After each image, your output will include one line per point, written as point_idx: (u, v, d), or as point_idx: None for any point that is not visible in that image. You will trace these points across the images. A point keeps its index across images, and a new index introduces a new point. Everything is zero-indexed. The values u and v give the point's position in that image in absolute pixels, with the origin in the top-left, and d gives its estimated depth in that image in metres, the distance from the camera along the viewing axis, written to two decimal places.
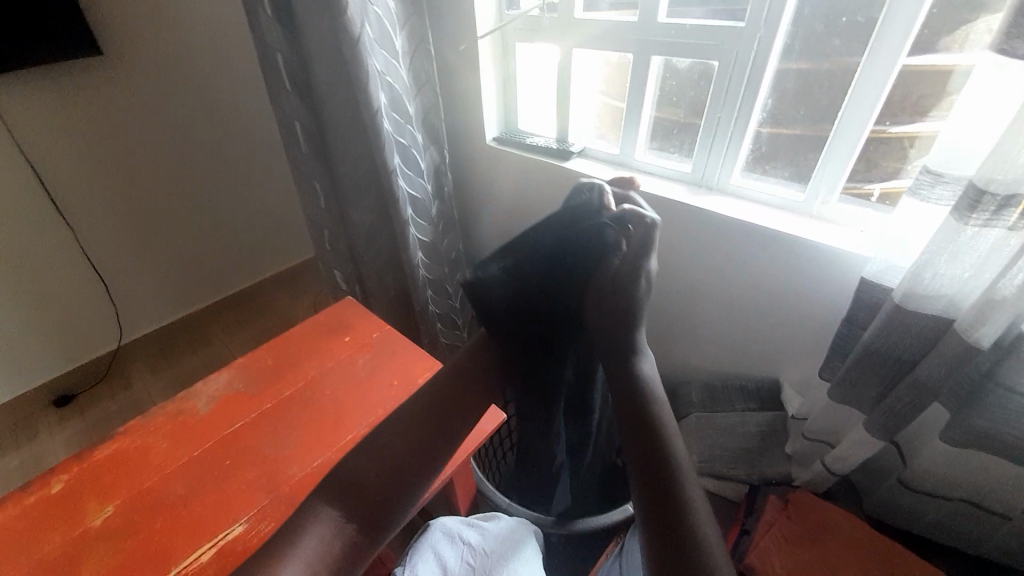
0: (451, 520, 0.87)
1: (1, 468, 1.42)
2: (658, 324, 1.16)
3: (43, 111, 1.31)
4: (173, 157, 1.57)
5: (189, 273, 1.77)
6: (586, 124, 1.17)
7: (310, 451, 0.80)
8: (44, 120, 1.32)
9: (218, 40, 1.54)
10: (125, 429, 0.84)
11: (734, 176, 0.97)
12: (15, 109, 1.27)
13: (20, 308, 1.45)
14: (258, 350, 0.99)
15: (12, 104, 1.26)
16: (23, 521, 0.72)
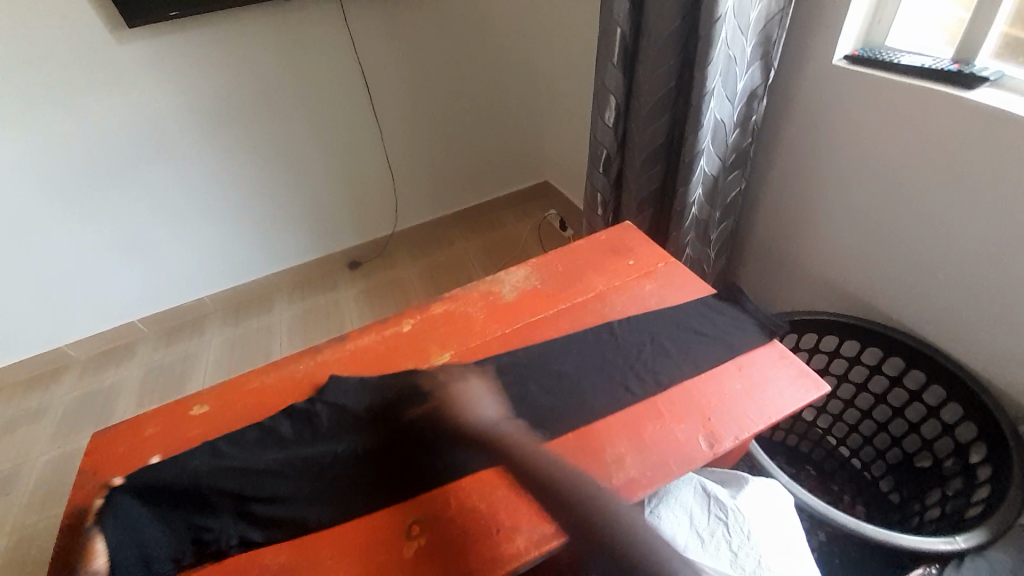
0: (700, 477, 0.80)
1: (316, 302, 1.94)
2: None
3: (376, 29, 1.67)
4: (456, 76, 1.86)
5: (452, 179, 2.09)
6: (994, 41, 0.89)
7: (611, 350, 0.85)
8: (377, 36, 1.68)
9: None
10: (449, 295, 0.99)
11: None
12: (360, 25, 1.64)
13: (337, 183, 1.89)
14: (549, 254, 1.05)
15: (359, 21, 1.63)
16: (269, 403, 0.84)
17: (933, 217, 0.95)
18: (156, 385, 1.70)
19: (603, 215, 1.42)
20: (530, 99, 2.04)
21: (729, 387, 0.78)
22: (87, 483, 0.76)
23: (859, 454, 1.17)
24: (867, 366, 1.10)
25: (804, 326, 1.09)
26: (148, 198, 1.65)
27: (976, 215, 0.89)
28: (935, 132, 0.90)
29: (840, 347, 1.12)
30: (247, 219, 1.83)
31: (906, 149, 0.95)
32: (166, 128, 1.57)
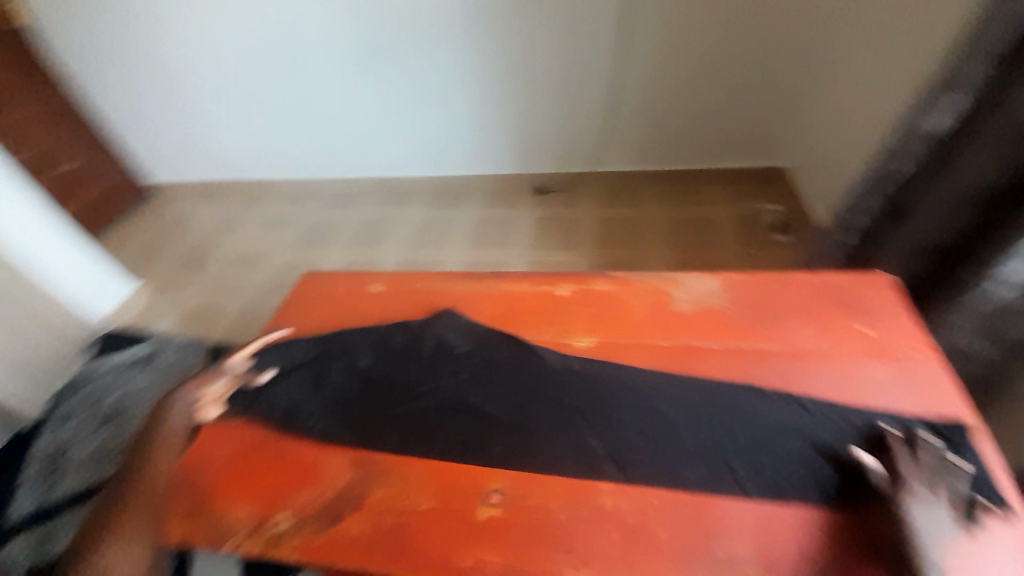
0: None
1: (492, 214, 2.02)
2: None
3: None
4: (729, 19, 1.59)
5: (667, 135, 1.87)
6: None
7: (782, 428, 0.68)
8: None
9: None
10: (618, 277, 0.91)
11: None
12: None
13: (553, 107, 1.84)
14: (751, 278, 0.88)
15: None
16: (421, 310, 0.92)
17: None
18: (359, 235, 2.02)
19: (842, 246, 1.11)
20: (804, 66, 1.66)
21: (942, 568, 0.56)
22: (288, 314, 0.98)
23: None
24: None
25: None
26: (400, 75, 1.82)
27: None
28: None
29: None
30: (467, 118, 1.92)
31: None
32: (433, 13, 1.65)
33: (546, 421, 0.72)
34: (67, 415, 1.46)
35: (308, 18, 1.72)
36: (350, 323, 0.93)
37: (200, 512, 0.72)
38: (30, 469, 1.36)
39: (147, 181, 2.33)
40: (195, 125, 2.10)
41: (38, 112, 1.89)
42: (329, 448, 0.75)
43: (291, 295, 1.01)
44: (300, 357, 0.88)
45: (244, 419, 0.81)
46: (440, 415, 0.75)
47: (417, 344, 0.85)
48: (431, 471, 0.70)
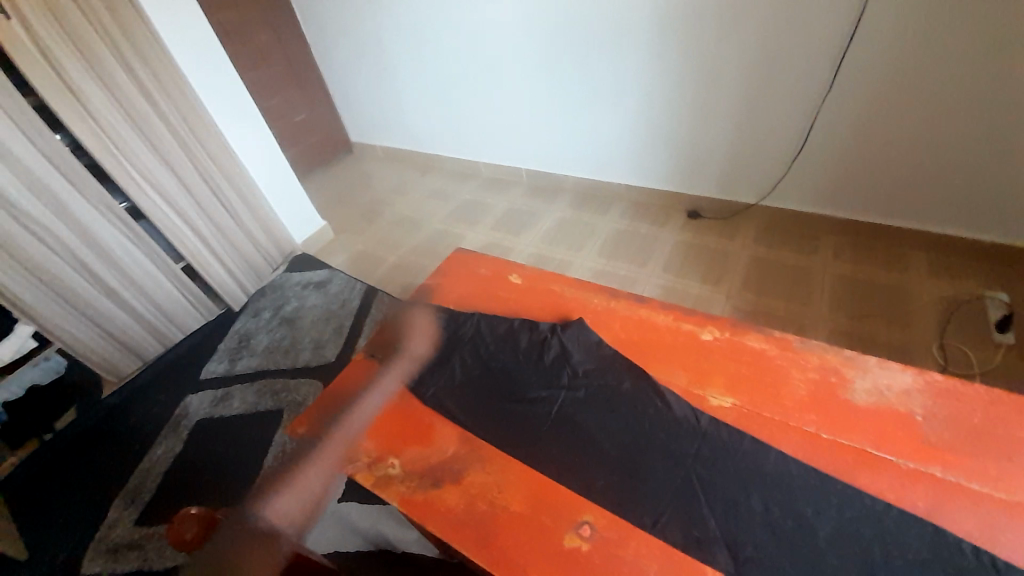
0: None
1: (637, 228, 1.94)
2: None
3: None
4: (1004, 62, 1.20)
5: (865, 185, 1.56)
6: None
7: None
8: None
9: None
10: (780, 337, 0.79)
11: None
12: None
13: (731, 132, 1.66)
14: (970, 390, 0.69)
15: None
16: (555, 313, 0.93)
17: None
18: (504, 221, 2.11)
19: None
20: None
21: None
22: (436, 282, 1.07)
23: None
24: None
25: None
26: (576, 76, 1.82)
27: None
28: None
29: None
30: (634, 127, 1.84)
31: None
32: (623, 17, 1.59)
33: (655, 471, 0.67)
34: (260, 312, 1.85)
35: (503, 13, 1.80)
36: (485, 308, 0.98)
37: (333, 433, 0.84)
38: (226, 345, 1.75)
39: (350, 138, 2.77)
40: (393, 99, 2.41)
41: (287, 73, 2.35)
42: (441, 418, 0.81)
43: (443, 266, 1.10)
44: (436, 326, 0.96)
45: (382, 367, 0.92)
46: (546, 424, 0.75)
47: (542, 347, 0.86)
48: (531, 475, 0.70)
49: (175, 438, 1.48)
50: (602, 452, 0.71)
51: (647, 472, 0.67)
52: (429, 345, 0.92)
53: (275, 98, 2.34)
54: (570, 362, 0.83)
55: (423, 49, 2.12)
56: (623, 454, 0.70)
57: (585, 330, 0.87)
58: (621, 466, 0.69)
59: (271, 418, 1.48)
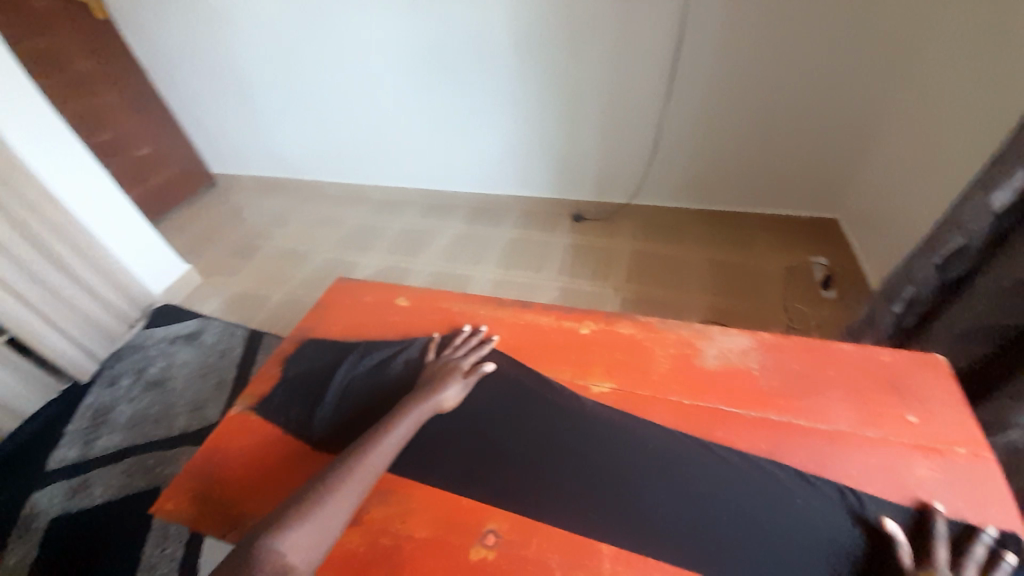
0: None
1: (526, 236, 2.04)
2: None
3: None
4: (789, 70, 1.51)
5: (708, 176, 1.83)
6: None
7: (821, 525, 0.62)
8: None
9: None
10: (645, 322, 0.89)
11: None
12: None
13: (595, 140, 1.84)
14: (787, 340, 0.83)
15: None
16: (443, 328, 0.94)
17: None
18: (398, 243, 2.07)
19: (895, 318, 1.01)
20: (869, 118, 1.55)
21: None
22: (317, 316, 1.01)
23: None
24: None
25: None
26: (452, 95, 1.88)
27: None
28: None
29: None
30: (510, 141, 1.95)
31: None
32: (485, 39, 1.68)
33: (552, 466, 0.71)
34: (117, 377, 1.58)
35: (366, 34, 1.79)
36: (373, 336, 0.95)
37: (211, 498, 0.75)
38: (74, 426, 1.46)
39: (212, 171, 2.51)
40: (257, 126, 2.25)
41: (121, 103, 2.06)
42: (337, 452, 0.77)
43: (321, 297, 1.06)
44: (323, 362, 0.91)
45: (265, 418, 0.84)
46: (443, 440, 0.76)
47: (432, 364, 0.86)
48: (438, 496, 0.70)
49: (17, 550, 1.19)
50: (500, 455, 0.73)
51: (541, 465, 0.71)
52: (314, 385, 0.87)
53: (108, 132, 2.03)
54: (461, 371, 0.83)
55: (289, 73, 2.01)
56: (518, 455, 0.73)
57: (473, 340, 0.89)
58: (517, 468, 0.71)
59: (143, 501, 1.26)
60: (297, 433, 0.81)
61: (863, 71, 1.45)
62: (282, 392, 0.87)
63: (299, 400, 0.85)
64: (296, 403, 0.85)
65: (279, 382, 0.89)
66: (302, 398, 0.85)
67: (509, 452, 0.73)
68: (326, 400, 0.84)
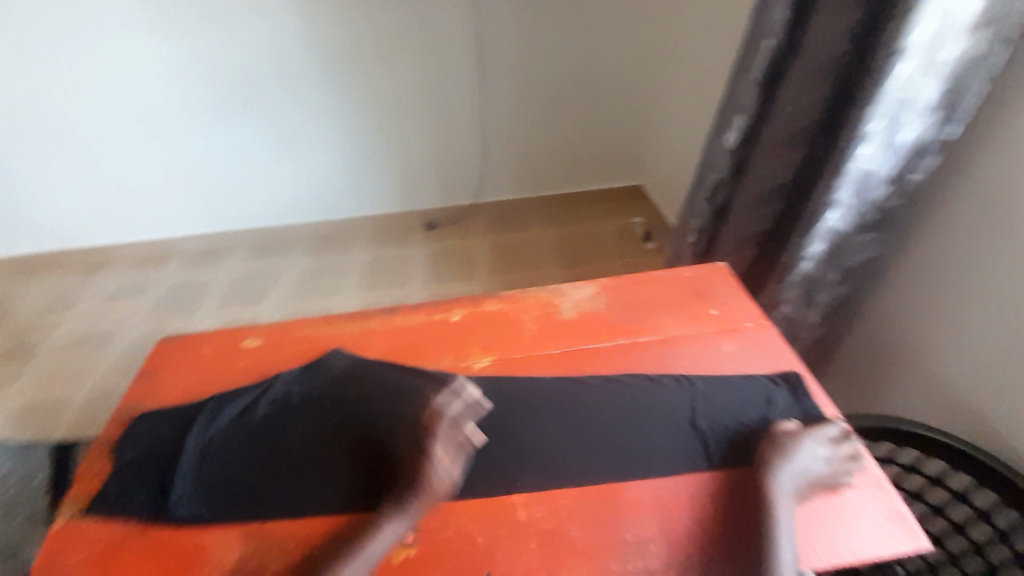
0: None
1: (381, 253, 1.99)
2: None
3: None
4: (577, 66, 1.81)
5: (534, 162, 2.02)
6: None
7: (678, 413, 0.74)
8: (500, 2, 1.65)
9: None
10: (506, 295, 0.95)
11: None
12: None
13: (425, 144, 1.92)
14: (621, 278, 0.97)
15: None
16: (307, 356, 0.87)
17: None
18: (234, 291, 1.83)
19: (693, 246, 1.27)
20: (642, 98, 1.91)
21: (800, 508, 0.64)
22: (148, 385, 0.85)
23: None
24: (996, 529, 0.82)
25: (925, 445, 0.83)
26: (267, 122, 1.80)
27: None
28: None
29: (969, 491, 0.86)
30: (341, 160, 1.91)
31: None
32: (293, 58, 1.69)
33: None
34: None
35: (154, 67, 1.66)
36: (228, 386, 0.84)
37: None
38: None
39: None
40: (13, 193, 1.82)
41: None
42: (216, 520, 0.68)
43: (147, 363, 0.90)
44: (168, 431, 0.78)
45: (109, 517, 0.70)
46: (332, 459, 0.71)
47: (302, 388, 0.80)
48: (344, 520, 0.67)
49: None
50: None
51: None
52: (161, 460, 0.74)
53: None
54: (336, 391, 0.78)
55: (52, 120, 1.72)
56: None
57: (340, 359, 0.84)
58: None
59: None
60: (155, 519, 0.69)
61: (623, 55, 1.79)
62: (125, 480, 0.73)
63: (150, 483, 0.72)
64: (148, 485, 0.72)
65: (118, 471, 0.74)
66: (153, 477, 0.72)
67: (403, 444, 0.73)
68: (184, 468, 0.72)
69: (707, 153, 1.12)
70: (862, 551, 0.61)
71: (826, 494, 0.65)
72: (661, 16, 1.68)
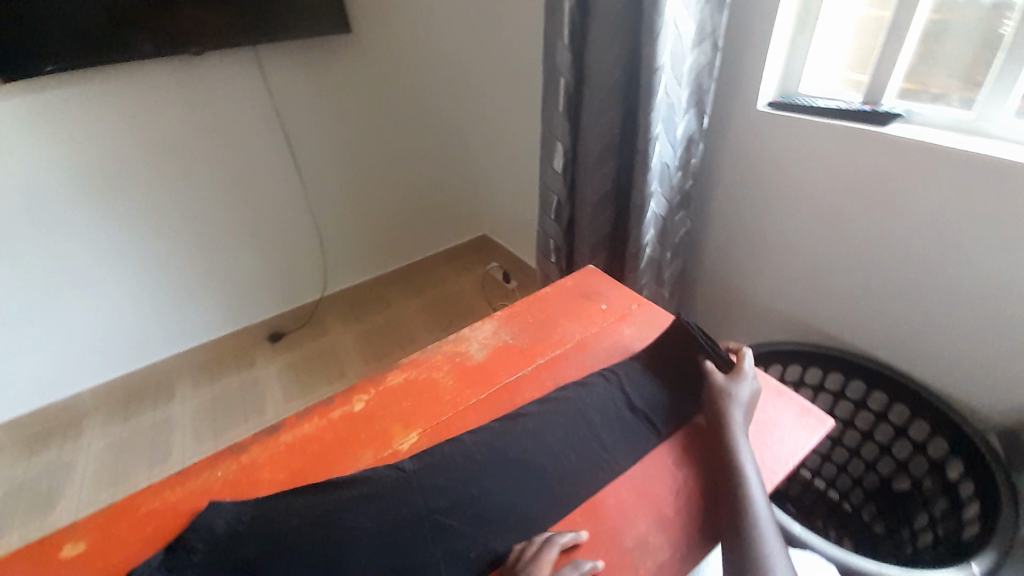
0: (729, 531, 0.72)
1: (226, 387, 1.66)
2: (955, 347, 0.93)
3: (296, 82, 1.57)
4: (394, 141, 1.84)
5: (380, 236, 1.97)
6: (830, 80, 1.07)
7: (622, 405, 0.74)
8: (297, 89, 1.57)
9: (426, 14, 1.69)
10: (408, 360, 0.86)
11: (1002, 121, 0.84)
12: (278, 80, 1.53)
13: (251, 247, 1.70)
14: (515, 305, 0.97)
15: (277, 74, 1.52)
16: (173, 531, 0.64)
17: (881, 236, 0.96)
18: (9, 517, 1.32)
19: (557, 264, 1.37)
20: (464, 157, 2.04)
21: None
22: None
23: (849, 497, 1.12)
24: (853, 402, 1.09)
25: (791, 358, 1.09)
26: (14, 278, 1.37)
27: (898, 244, 0.94)
28: (842, 169, 0.97)
29: (824, 381, 1.11)
30: (143, 294, 1.57)
31: (824, 186, 1.01)
32: (24, 194, 1.30)
33: (408, 548, 0.59)
34: None
35: None
36: None
37: None
38: None
39: None
40: None
41: None
42: None
43: None
44: None
45: None
46: None
47: (173, 575, 0.59)
48: None
49: None
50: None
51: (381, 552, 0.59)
52: None
53: None
54: (224, 556, 0.60)
55: None
56: (349, 566, 0.58)
57: (219, 512, 0.64)
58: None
59: None
60: None
61: (437, 122, 1.90)
62: None
63: None
64: None
65: None
66: None
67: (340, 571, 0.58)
68: None
69: (543, 179, 1.25)
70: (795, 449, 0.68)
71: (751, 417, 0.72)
72: (458, 84, 1.86)
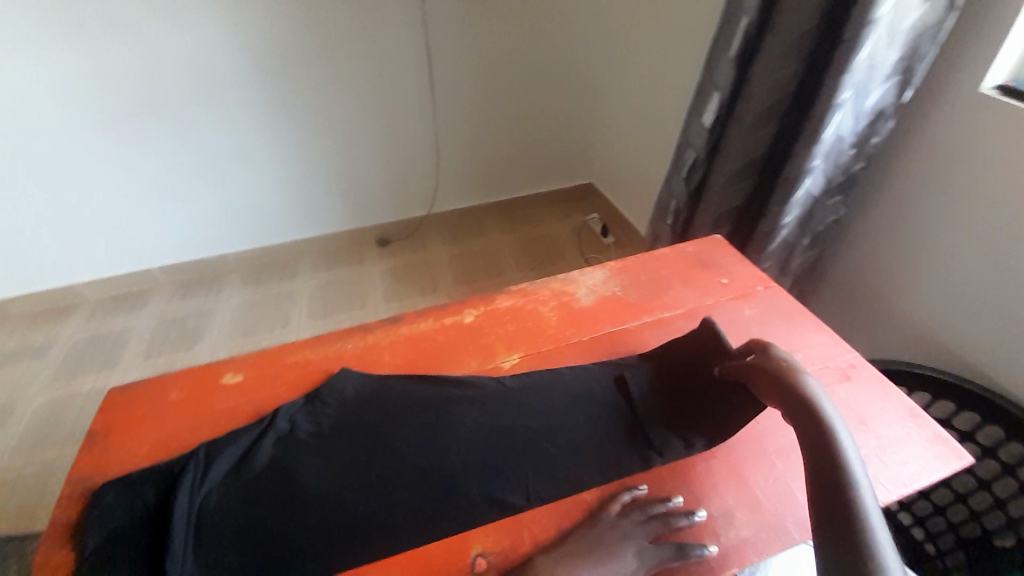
0: None
1: (338, 275, 1.87)
2: None
3: None
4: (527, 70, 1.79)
5: (492, 166, 1.99)
6: None
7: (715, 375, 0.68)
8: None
9: None
10: (517, 289, 0.89)
11: None
12: None
13: (377, 155, 1.82)
14: (629, 258, 0.95)
15: None
16: (313, 383, 0.76)
17: None
18: (161, 340, 1.66)
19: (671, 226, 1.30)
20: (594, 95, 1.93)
21: (856, 447, 0.65)
22: (105, 447, 0.70)
23: (937, 541, 1.02)
24: (981, 446, 0.96)
25: (921, 382, 0.96)
26: (189, 144, 1.61)
27: None
28: None
29: (953, 418, 0.98)
30: (283, 181, 1.77)
31: None
32: (207, 69, 1.50)
33: (502, 454, 0.66)
34: None
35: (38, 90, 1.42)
36: (218, 429, 0.71)
37: None
38: None
39: None
40: None
41: None
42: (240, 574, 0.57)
43: (95, 423, 0.73)
44: (153, 492, 0.64)
45: None
46: (372, 480, 0.64)
47: (314, 416, 0.71)
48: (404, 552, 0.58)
49: None
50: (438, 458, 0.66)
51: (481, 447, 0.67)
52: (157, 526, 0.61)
53: None
54: (352, 413, 0.71)
55: None
56: (452, 451, 0.66)
57: (348, 379, 0.75)
58: (463, 463, 0.65)
59: None
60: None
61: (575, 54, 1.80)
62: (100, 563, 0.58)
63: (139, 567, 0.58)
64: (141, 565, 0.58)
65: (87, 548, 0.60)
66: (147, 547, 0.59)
67: (445, 451, 0.66)
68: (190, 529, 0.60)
69: (685, 131, 1.15)
70: (919, 478, 0.62)
71: (875, 432, 0.66)
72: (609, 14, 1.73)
